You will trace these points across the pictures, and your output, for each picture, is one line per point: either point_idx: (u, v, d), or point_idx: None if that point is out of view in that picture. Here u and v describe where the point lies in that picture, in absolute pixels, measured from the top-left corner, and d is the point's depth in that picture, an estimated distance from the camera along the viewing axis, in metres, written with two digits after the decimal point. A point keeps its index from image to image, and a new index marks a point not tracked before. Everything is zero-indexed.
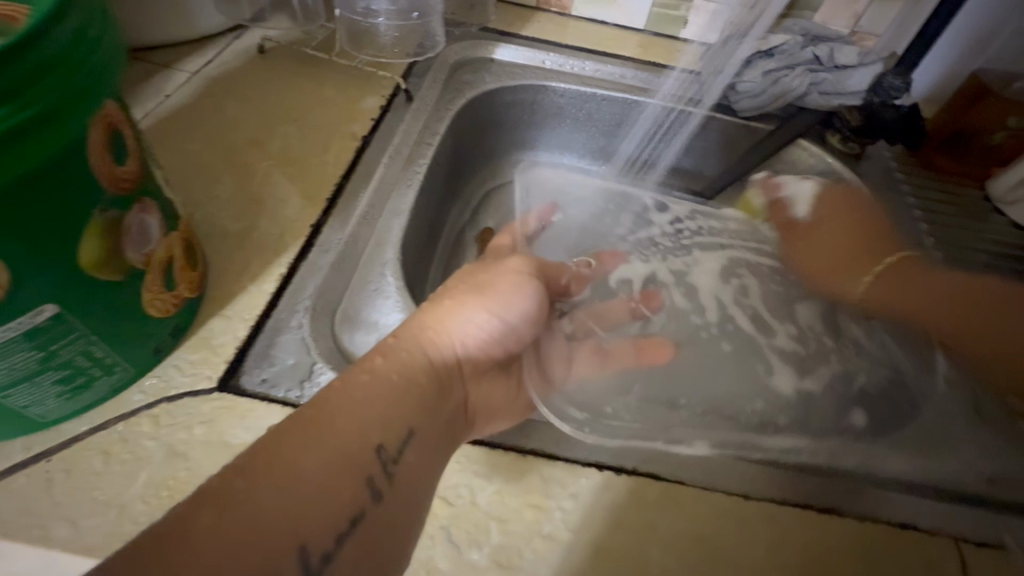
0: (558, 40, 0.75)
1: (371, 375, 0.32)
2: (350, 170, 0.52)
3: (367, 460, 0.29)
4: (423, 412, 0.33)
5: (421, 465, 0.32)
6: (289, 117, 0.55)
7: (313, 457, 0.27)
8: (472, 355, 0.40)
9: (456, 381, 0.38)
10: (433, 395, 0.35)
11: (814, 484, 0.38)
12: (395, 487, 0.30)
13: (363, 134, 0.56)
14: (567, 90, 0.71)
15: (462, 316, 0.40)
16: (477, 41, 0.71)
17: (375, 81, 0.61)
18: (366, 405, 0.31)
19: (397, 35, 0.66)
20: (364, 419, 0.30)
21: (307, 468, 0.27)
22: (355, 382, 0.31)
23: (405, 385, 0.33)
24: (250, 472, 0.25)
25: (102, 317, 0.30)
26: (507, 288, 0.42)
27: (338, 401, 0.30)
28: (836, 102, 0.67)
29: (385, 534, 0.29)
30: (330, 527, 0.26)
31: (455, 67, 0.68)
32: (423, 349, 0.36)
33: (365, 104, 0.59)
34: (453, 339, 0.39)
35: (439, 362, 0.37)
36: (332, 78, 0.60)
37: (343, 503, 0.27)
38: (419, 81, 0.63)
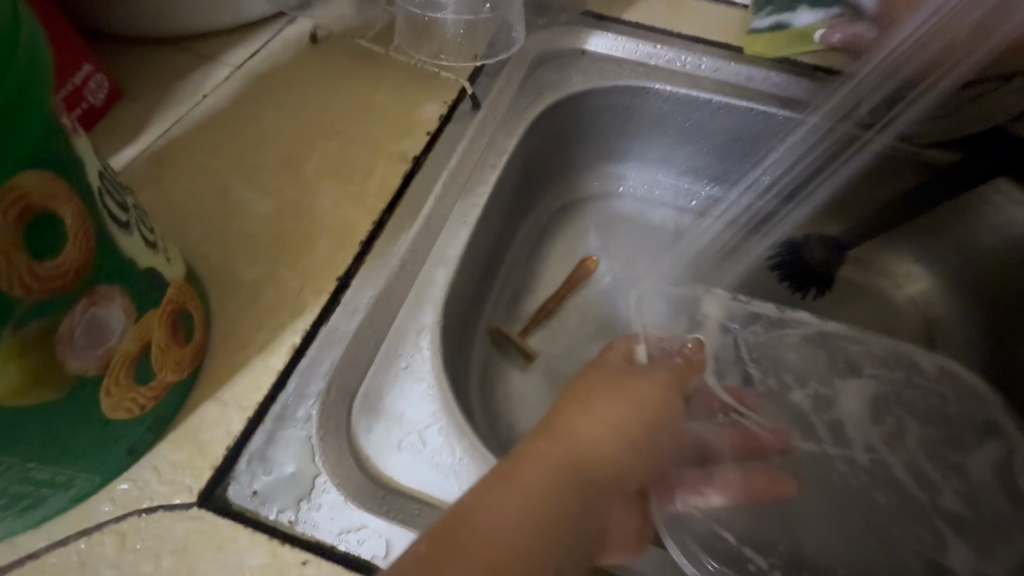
0: (669, 26, 0.59)
1: (517, 502, 0.30)
2: (394, 202, 0.43)
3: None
4: (563, 551, 0.30)
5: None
6: (332, 128, 0.47)
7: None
8: (622, 468, 0.35)
9: (609, 501, 0.33)
10: (585, 519, 0.31)
11: None
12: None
13: (415, 153, 0.46)
14: (675, 96, 0.56)
15: (608, 425, 0.35)
16: (567, 28, 0.58)
17: (437, 83, 0.51)
18: (508, 539, 0.29)
19: (466, 30, 0.53)
20: (504, 555, 0.28)
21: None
22: (499, 510, 0.29)
23: (553, 513, 0.30)
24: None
25: (38, 442, 0.24)
26: (659, 400, 0.37)
27: (484, 536, 0.28)
28: None
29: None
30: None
31: (536, 64, 0.56)
32: (574, 459, 0.33)
33: (422, 113, 0.49)
34: (606, 450, 0.34)
35: (595, 480, 0.33)
36: (388, 77, 0.51)
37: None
38: (490, 84, 0.52)
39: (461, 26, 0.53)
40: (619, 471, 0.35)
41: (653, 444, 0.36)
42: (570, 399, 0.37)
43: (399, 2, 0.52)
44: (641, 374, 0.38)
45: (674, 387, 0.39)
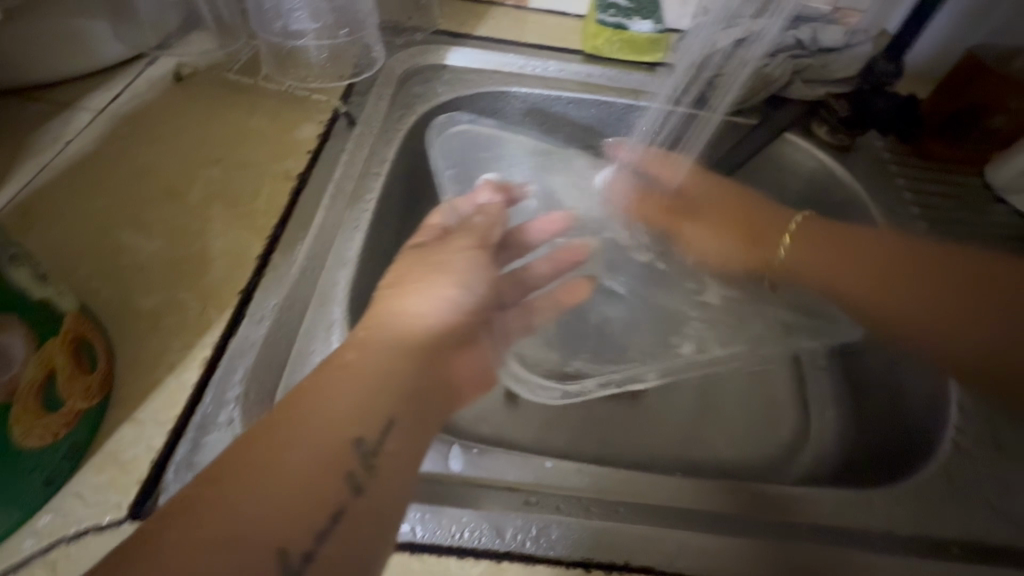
0: (516, 37, 0.68)
1: (346, 372, 0.32)
2: (285, 217, 0.46)
3: (346, 456, 0.29)
4: (404, 400, 0.33)
5: (405, 452, 0.31)
6: (211, 157, 0.49)
7: (291, 463, 0.28)
8: (448, 330, 0.38)
9: (443, 358, 0.37)
10: (425, 372, 0.35)
11: (827, 556, 0.35)
12: (378, 476, 0.30)
13: (298, 171, 0.49)
14: (529, 95, 0.64)
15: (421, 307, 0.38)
16: (426, 46, 0.64)
17: (310, 105, 0.54)
18: (350, 398, 0.31)
19: (329, 54, 0.59)
20: (347, 410, 0.30)
21: (287, 471, 0.28)
22: (331, 384, 0.31)
23: (385, 370, 0.33)
24: (230, 487, 0.26)
25: None
26: (466, 267, 0.42)
27: (317, 398, 0.31)
28: (823, 90, 0.61)
29: (376, 520, 0.29)
30: (313, 519, 0.27)
31: (403, 80, 0.61)
32: (395, 329, 0.36)
33: (300, 134, 0.52)
34: (420, 321, 0.37)
35: (420, 340, 0.36)
36: (260, 105, 0.53)
37: (326, 496, 0.28)
38: (362, 100, 0.56)
39: (323, 52, 0.59)
40: (445, 334, 0.38)
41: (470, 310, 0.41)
42: (390, 288, 0.40)
43: (260, 34, 0.56)
44: (442, 246, 0.44)
45: (478, 245, 0.45)
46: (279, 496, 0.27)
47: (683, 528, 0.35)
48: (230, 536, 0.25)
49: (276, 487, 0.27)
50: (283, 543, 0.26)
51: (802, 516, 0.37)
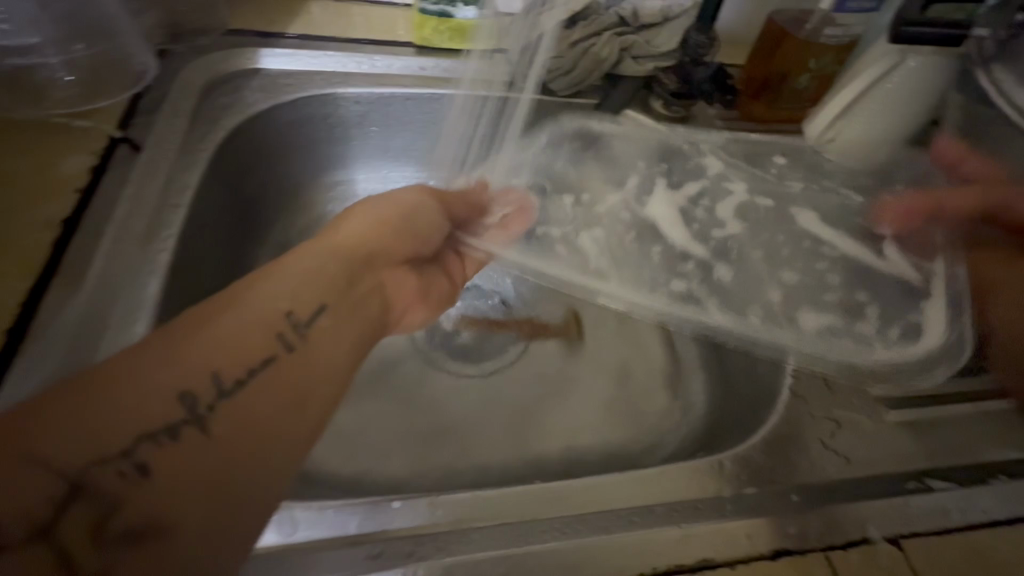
0: (337, 33, 0.62)
1: (209, 330, 0.31)
2: (49, 276, 0.39)
3: (279, 322, 0.34)
4: (339, 289, 0.38)
5: (339, 331, 0.36)
6: None
7: (225, 325, 0.32)
8: (337, 311, 0.37)
9: (334, 338, 0.36)
10: (356, 278, 0.40)
11: (682, 533, 0.35)
12: (305, 347, 0.34)
13: (66, 216, 0.42)
14: (359, 95, 0.59)
15: (396, 211, 0.46)
16: (229, 51, 0.56)
17: (79, 134, 0.46)
18: (200, 358, 0.30)
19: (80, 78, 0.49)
20: (182, 371, 0.29)
21: (224, 333, 0.32)
22: (190, 336, 0.30)
23: (324, 266, 0.38)
24: (170, 337, 0.30)
25: None
26: (368, 236, 0.43)
27: (174, 346, 0.30)
28: (650, 66, 0.63)
29: (303, 381, 0.33)
30: (240, 365, 0.31)
31: (204, 92, 0.54)
32: (299, 292, 0.35)
33: (68, 170, 0.44)
34: (314, 277, 0.37)
35: (361, 251, 0.41)
36: (11, 140, 0.45)
37: (254, 348, 0.32)
38: (151, 122, 0.49)
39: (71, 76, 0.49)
40: (339, 310, 0.37)
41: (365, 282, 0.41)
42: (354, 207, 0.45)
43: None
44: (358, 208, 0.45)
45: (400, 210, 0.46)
46: (212, 346, 0.31)
47: (542, 543, 0.33)
48: (163, 376, 0.29)
49: (213, 338, 0.31)
50: (208, 382, 0.30)
51: (665, 495, 0.37)
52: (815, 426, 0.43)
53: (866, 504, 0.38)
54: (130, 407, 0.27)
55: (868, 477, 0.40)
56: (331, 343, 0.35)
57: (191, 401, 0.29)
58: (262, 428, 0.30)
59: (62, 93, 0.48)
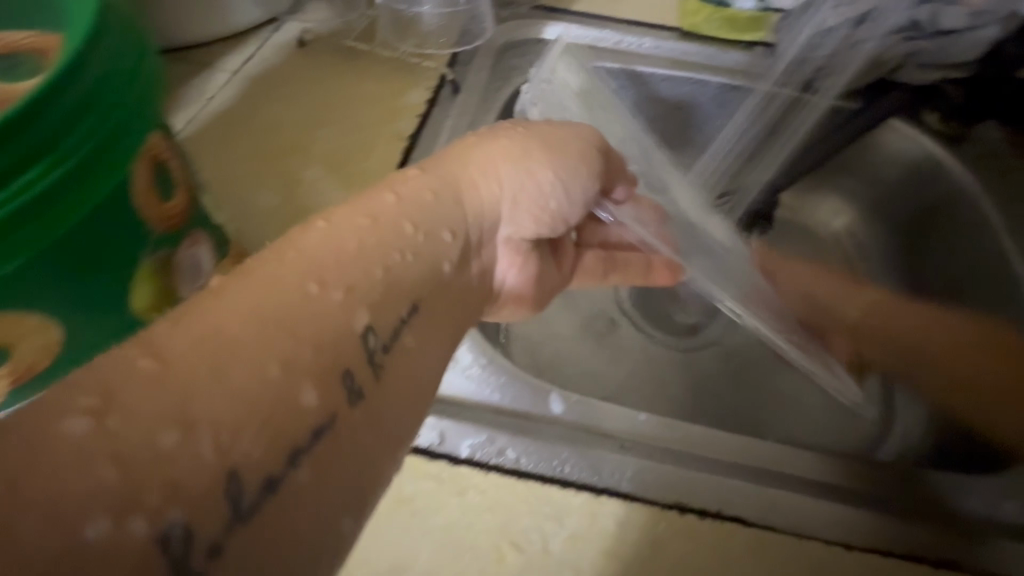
0: (613, 13, 0.68)
1: (270, 307, 0.21)
2: (396, 175, 0.50)
3: (341, 349, 0.22)
4: (419, 287, 0.27)
5: (422, 348, 0.27)
6: (331, 118, 0.54)
7: (254, 345, 0.19)
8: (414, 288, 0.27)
9: (412, 336, 0.26)
10: (450, 273, 0.30)
11: (923, 531, 0.35)
12: (384, 385, 0.24)
13: (409, 133, 0.53)
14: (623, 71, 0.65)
15: (505, 172, 0.34)
16: (525, 20, 0.65)
17: (420, 72, 0.58)
18: (257, 370, 0.19)
19: (442, 21, 0.62)
20: (229, 397, 0.18)
21: (242, 371, 0.19)
22: (250, 321, 0.20)
23: (403, 259, 0.27)
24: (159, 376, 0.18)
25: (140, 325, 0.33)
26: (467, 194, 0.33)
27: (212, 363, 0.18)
28: (939, 75, 0.58)
29: (379, 437, 0.23)
30: (297, 424, 0.20)
31: (502, 52, 0.63)
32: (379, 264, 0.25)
33: (411, 99, 0.56)
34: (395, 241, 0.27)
35: (453, 226, 0.31)
36: (373, 71, 0.57)
37: (308, 406, 0.20)
38: (465, 70, 0.59)
39: (438, 19, 0.62)
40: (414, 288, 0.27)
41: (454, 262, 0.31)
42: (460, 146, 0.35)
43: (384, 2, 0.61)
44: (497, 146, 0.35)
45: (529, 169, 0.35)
46: (221, 400, 0.18)
47: (774, 491, 0.35)
48: (164, 465, 0.16)
49: (233, 383, 0.18)
50: (246, 460, 0.18)
51: (904, 491, 0.37)
52: None
53: None
54: (72, 523, 0.15)
55: None
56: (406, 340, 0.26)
57: (237, 486, 0.18)
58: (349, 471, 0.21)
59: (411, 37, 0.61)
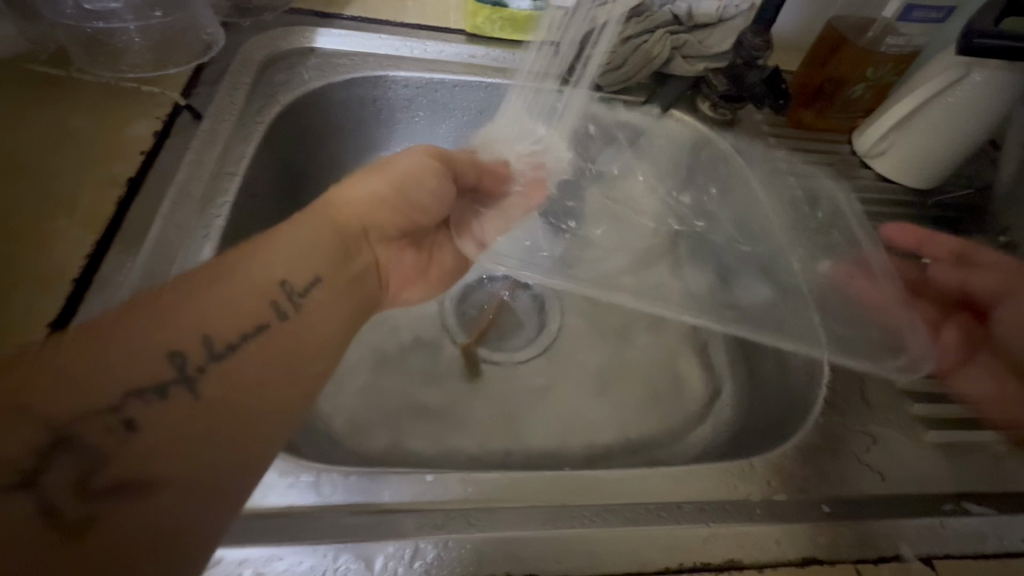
0: (390, 16, 0.62)
1: (227, 284, 0.32)
2: (111, 232, 0.40)
3: (272, 288, 0.33)
4: (332, 262, 0.37)
5: (329, 306, 0.36)
6: (16, 166, 0.42)
7: (216, 296, 0.31)
8: (342, 273, 0.38)
9: (340, 302, 0.37)
10: (342, 258, 0.38)
11: (709, 533, 0.35)
12: (287, 325, 0.33)
13: (130, 176, 0.43)
14: (408, 79, 0.60)
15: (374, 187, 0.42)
16: (288, 28, 0.58)
17: (145, 99, 0.48)
18: (215, 315, 0.30)
19: (157, 37, 0.52)
20: (176, 333, 0.29)
21: (186, 301, 0.30)
22: (212, 290, 0.31)
23: (313, 249, 0.36)
24: (146, 308, 0.29)
25: None
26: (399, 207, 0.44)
27: (176, 308, 0.29)
28: (703, 65, 0.62)
29: (290, 348, 0.33)
30: (231, 328, 0.31)
31: (263, 66, 0.55)
32: (320, 252, 0.36)
33: (133, 133, 0.46)
34: (342, 230, 0.39)
35: (336, 230, 0.39)
36: (79, 102, 0.46)
37: (242, 322, 0.31)
38: (211, 91, 0.50)
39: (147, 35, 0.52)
40: (343, 259, 0.38)
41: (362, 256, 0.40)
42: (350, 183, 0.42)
43: (56, 19, 0.49)
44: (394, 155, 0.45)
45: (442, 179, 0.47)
46: (189, 316, 0.29)
47: (571, 529, 0.34)
48: (100, 377, 0.26)
49: (168, 329, 0.29)
50: (198, 348, 0.29)
51: (705, 492, 0.37)
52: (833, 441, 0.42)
53: (898, 524, 0.37)
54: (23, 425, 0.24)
55: (898, 493, 0.39)
56: (335, 306, 0.36)
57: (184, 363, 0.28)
58: (253, 391, 0.30)
59: (136, 58, 0.50)
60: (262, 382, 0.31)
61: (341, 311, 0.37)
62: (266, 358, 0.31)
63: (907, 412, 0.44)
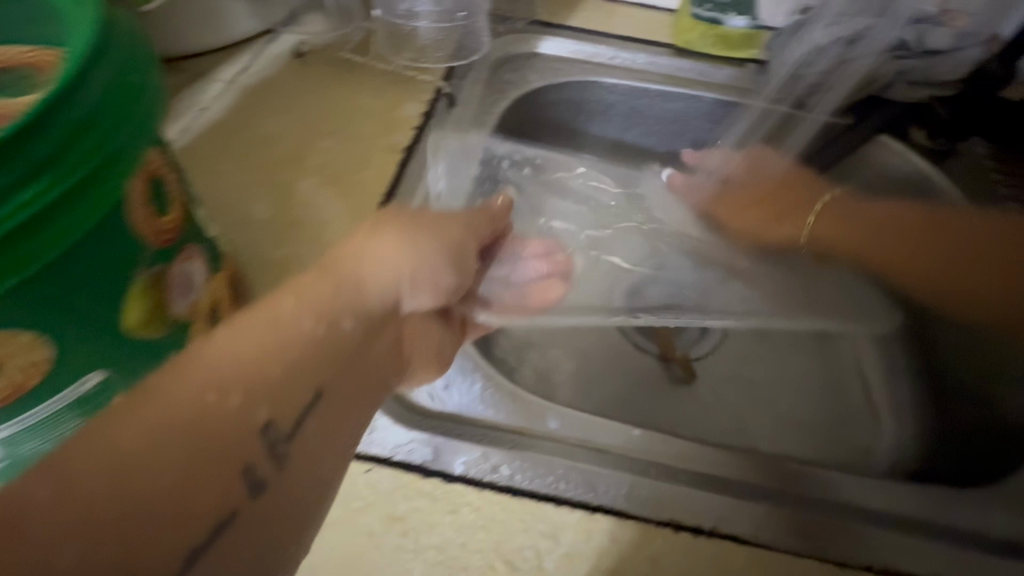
0: (606, 29, 0.68)
1: (230, 369, 0.26)
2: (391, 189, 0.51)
3: (245, 444, 0.25)
4: (343, 363, 0.31)
5: (331, 422, 0.30)
6: (327, 130, 0.54)
7: (159, 483, 0.22)
8: (354, 361, 0.32)
9: (355, 397, 0.32)
10: (357, 344, 0.33)
11: (915, 547, 0.35)
12: (292, 461, 0.28)
13: (404, 146, 0.53)
14: (616, 86, 0.65)
15: (388, 266, 0.36)
16: (521, 34, 0.66)
17: (414, 85, 0.58)
18: (194, 423, 0.24)
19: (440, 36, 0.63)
20: (171, 473, 0.23)
21: (169, 468, 0.22)
22: (207, 386, 0.25)
23: (308, 346, 0.30)
24: (128, 432, 0.23)
25: (128, 351, 0.34)
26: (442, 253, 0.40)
27: (160, 446, 0.23)
28: (925, 93, 0.60)
29: (274, 521, 0.27)
30: (198, 528, 0.23)
31: (499, 65, 0.64)
32: (349, 307, 0.33)
33: (406, 112, 0.56)
34: (361, 287, 0.34)
35: (358, 311, 0.33)
36: (368, 85, 0.58)
37: (208, 503, 0.23)
38: (461, 83, 0.60)
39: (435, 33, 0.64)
40: (360, 340, 0.33)
41: (376, 354, 0.34)
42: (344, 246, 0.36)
43: (383, 16, 0.62)
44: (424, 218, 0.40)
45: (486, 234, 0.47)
46: (172, 466, 0.23)
47: (767, 505, 0.36)
48: (102, 522, 0.21)
49: (170, 465, 0.23)
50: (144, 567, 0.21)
51: (907, 509, 0.37)
52: None
53: None
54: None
55: None
56: (333, 422, 0.30)
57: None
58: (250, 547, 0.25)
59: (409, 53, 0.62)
60: (268, 511, 0.26)
61: (349, 410, 0.32)
62: (264, 501, 0.26)
63: None
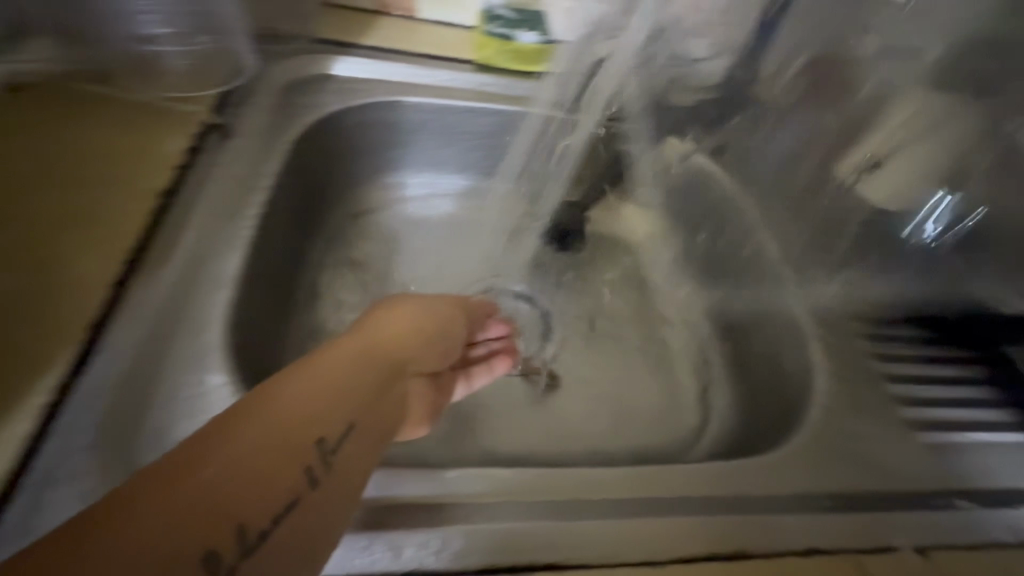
0: (405, 47, 0.66)
1: (306, 391, 0.32)
2: (145, 241, 0.43)
3: (305, 450, 0.30)
4: (367, 403, 0.35)
5: (363, 454, 0.33)
6: (58, 178, 0.45)
7: (232, 468, 0.27)
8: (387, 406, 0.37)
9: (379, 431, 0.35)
10: (378, 391, 0.36)
11: (712, 521, 0.37)
12: (334, 472, 0.31)
13: (164, 189, 0.46)
14: (422, 105, 0.63)
15: (399, 324, 0.42)
16: (309, 56, 0.62)
17: (177, 118, 0.51)
18: (274, 431, 0.29)
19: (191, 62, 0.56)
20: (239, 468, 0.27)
21: (223, 480, 0.26)
22: (292, 398, 0.31)
23: (348, 378, 0.35)
24: (223, 430, 0.28)
25: None
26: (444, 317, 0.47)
27: (218, 455, 0.27)
28: (696, 98, 0.65)
29: (323, 523, 0.29)
30: (265, 512, 0.27)
31: (286, 90, 0.59)
32: (378, 350, 0.39)
33: (166, 150, 0.48)
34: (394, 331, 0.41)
35: (371, 360, 0.37)
36: (118, 121, 0.50)
37: (228, 525, 0.25)
38: (237, 113, 0.54)
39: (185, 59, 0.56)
40: (379, 386, 0.37)
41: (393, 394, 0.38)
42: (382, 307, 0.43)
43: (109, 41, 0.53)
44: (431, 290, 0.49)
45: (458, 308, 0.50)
46: (236, 454, 0.27)
47: (580, 522, 0.36)
48: (182, 515, 0.24)
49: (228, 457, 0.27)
50: (230, 534, 0.25)
51: (719, 490, 0.39)
52: (829, 446, 0.43)
53: (897, 518, 0.40)
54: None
55: (890, 490, 0.41)
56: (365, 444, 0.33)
57: (216, 562, 0.25)
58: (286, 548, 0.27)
59: (170, 81, 0.54)
60: (313, 511, 0.29)
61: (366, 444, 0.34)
62: (308, 505, 0.29)
63: (895, 414, 0.46)
